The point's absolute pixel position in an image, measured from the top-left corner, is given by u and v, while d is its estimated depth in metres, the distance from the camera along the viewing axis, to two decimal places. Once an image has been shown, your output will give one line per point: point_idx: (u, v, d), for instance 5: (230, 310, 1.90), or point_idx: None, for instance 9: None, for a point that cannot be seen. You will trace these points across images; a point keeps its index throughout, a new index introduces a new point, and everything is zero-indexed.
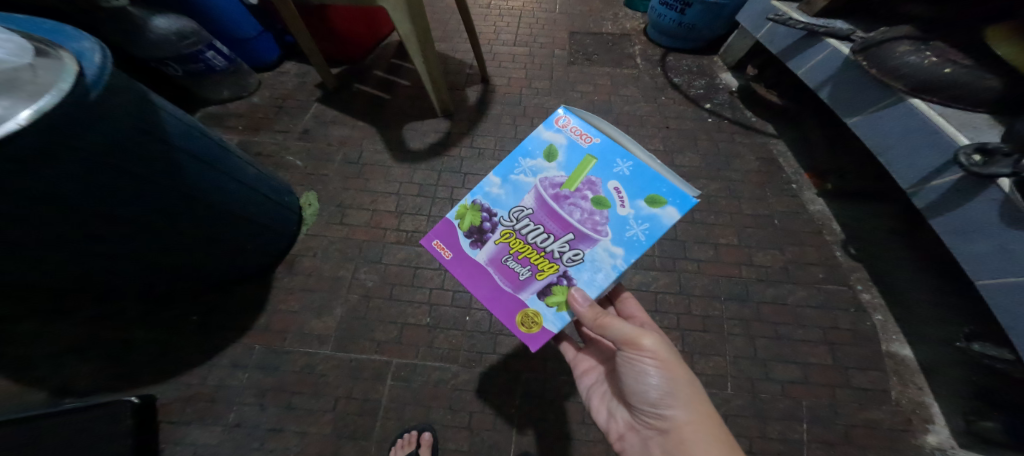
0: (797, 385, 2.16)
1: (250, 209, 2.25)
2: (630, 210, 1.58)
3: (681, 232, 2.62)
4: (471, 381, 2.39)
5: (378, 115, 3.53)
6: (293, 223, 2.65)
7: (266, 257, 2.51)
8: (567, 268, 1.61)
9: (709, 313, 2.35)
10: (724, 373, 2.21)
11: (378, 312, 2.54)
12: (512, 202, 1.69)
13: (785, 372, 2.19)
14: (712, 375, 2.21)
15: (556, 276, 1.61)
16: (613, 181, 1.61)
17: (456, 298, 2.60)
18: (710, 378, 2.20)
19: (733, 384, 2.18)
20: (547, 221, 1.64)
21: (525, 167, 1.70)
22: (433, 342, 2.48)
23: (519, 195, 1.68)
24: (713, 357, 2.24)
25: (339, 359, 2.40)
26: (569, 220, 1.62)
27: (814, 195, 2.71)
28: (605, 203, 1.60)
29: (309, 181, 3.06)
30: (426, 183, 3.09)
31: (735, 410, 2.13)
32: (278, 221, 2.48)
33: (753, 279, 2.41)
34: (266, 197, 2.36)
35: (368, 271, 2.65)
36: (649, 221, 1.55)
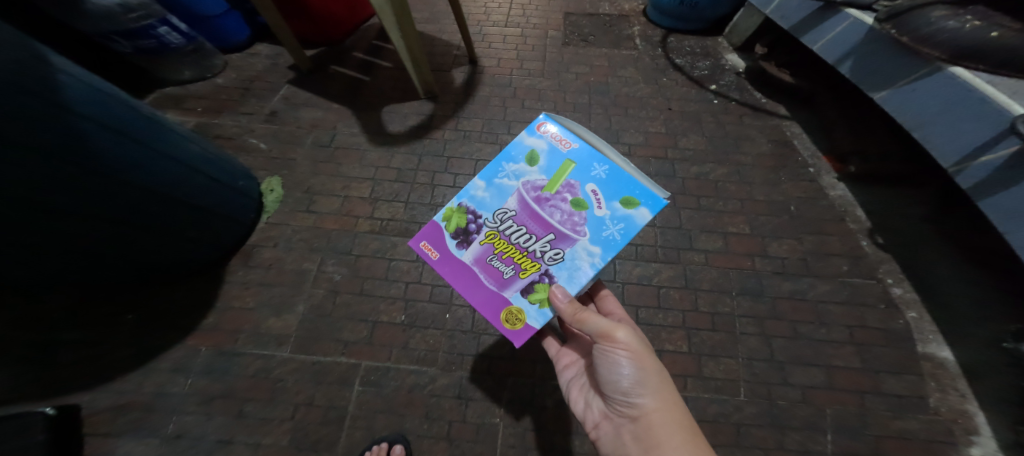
0: (820, 391, 1.89)
1: (191, 193, 2.00)
2: (608, 211, 1.47)
3: (686, 220, 2.36)
4: (451, 386, 2.11)
5: (356, 97, 3.26)
6: (251, 210, 2.41)
7: (216, 249, 2.25)
8: (549, 267, 1.48)
9: (717, 309, 2.08)
10: (736, 377, 1.94)
11: (347, 309, 2.26)
12: (497, 204, 1.55)
13: (806, 376, 1.92)
14: (722, 379, 1.94)
15: (536, 274, 1.48)
16: (591, 181, 1.51)
17: (435, 294, 2.32)
18: (720, 383, 1.93)
19: (746, 389, 1.91)
20: (529, 224, 1.51)
21: (508, 170, 1.57)
22: (407, 343, 2.20)
23: (501, 198, 1.56)
24: (723, 359, 1.98)
25: (300, 362, 2.13)
26: (547, 222, 1.50)
27: (835, 180, 2.43)
28: (581, 203, 1.49)
29: (275, 166, 2.79)
30: (405, 168, 2.84)
31: (748, 418, 1.86)
32: (231, 206, 2.24)
33: (767, 272, 2.14)
34: (213, 180, 2.12)
35: (336, 264, 2.38)
36: (627, 222, 1.45)
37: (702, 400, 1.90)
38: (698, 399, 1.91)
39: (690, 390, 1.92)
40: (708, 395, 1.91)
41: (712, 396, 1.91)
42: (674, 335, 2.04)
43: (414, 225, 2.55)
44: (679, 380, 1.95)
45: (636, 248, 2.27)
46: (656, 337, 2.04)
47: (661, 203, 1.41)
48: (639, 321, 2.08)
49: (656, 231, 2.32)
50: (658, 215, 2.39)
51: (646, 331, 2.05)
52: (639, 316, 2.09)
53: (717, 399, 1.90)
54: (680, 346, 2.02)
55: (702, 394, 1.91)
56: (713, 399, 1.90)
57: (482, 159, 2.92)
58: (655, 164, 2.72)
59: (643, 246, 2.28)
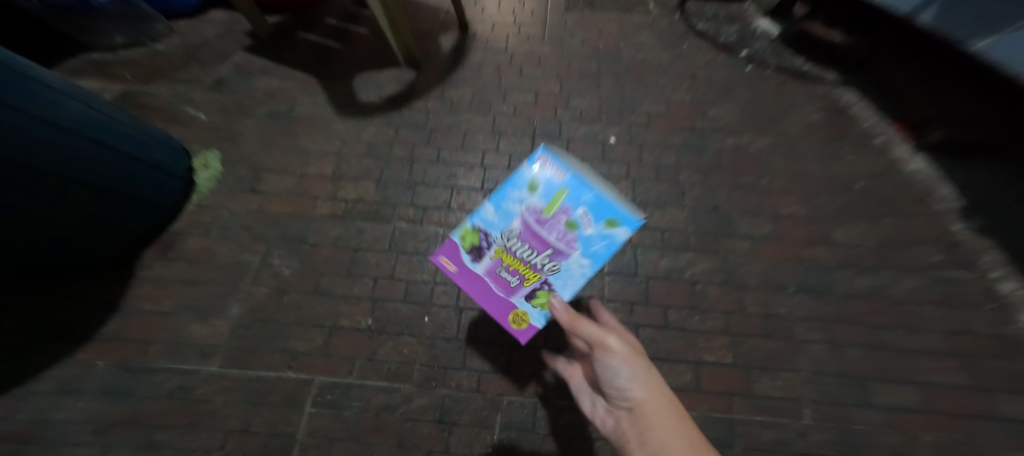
0: (910, 415, 1.42)
1: (61, 163, 1.48)
2: (597, 228, 1.17)
3: (724, 200, 1.89)
4: (430, 407, 1.61)
5: (325, 64, 2.79)
6: (173, 191, 1.94)
7: (118, 236, 1.77)
8: (548, 277, 1.27)
9: (771, 310, 1.60)
10: (798, 395, 1.47)
11: (295, 311, 1.77)
12: (499, 217, 1.28)
13: (892, 396, 1.45)
14: (781, 399, 1.46)
15: (540, 282, 1.29)
16: (585, 204, 1.17)
17: (409, 294, 1.80)
18: (777, 403, 1.46)
19: (814, 412, 1.44)
20: (531, 240, 1.24)
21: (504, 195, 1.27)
22: (374, 354, 1.70)
23: (494, 213, 1.28)
24: (781, 372, 1.50)
25: (234, 378, 1.64)
26: (539, 241, 1.24)
27: (912, 152, 2.08)
28: (575, 222, 1.18)
29: (213, 138, 2.42)
30: (378, 141, 2.38)
31: (818, 448, 1.40)
32: (129, 179, 1.73)
33: (835, 263, 1.65)
34: (95, 144, 1.59)
35: (284, 255, 1.90)
36: (616, 239, 1.16)
37: (754, 425, 1.44)
38: (750, 424, 1.44)
39: (737, 412, 1.46)
40: (762, 419, 1.45)
41: (767, 419, 1.44)
42: (716, 342, 1.57)
43: (385, 208, 2.06)
44: (723, 400, 1.48)
45: (665, 235, 1.79)
46: (690, 345, 1.57)
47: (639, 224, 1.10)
48: (669, 325, 1.61)
49: (687, 214, 1.85)
50: (686, 195, 1.93)
51: (678, 338, 1.59)
52: (668, 319, 1.62)
53: (774, 423, 1.44)
54: (723, 356, 1.54)
55: (754, 417, 1.45)
56: (768, 423, 1.44)
57: (471, 129, 2.43)
58: (681, 136, 2.24)
59: (672, 231, 1.80)
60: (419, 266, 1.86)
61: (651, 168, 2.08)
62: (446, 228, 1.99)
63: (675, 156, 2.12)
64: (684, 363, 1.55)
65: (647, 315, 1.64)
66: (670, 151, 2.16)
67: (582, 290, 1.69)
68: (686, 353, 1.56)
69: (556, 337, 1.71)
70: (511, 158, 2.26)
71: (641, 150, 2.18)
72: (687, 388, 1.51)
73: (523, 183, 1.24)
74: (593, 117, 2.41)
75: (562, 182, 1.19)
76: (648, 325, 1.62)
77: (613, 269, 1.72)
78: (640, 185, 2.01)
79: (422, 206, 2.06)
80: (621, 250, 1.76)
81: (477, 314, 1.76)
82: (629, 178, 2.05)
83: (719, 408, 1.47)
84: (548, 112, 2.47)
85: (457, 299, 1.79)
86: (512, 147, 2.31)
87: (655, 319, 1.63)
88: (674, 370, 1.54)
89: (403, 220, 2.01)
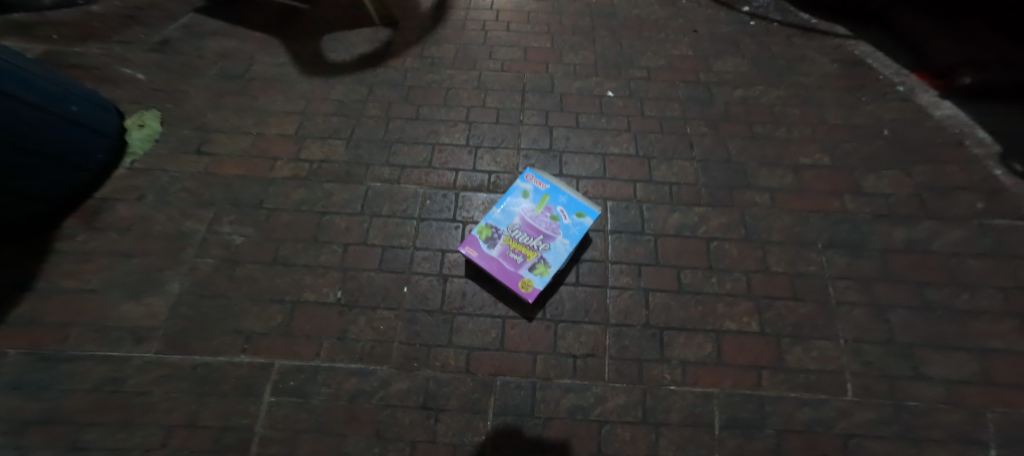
0: (976, 388, 1.21)
1: None
2: (572, 218, 1.51)
3: (737, 152, 1.71)
4: (412, 392, 1.35)
5: (290, 24, 2.51)
6: (95, 149, 1.73)
7: (30, 202, 1.54)
8: (543, 254, 1.46)
9: (798, 268, 1.41)
10: (838, 367, 1.25)
11: (250, 285, 1.53)
12: (502, 214, 1.53)
13: (949, 366, 1.24)
14: (818, 372, 1.25)
15: (538, 258, 1.45)
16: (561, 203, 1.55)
17: (385, 261, 1.59)
18: (813, 377, 1.24)
19: (862, 386, 1.22)
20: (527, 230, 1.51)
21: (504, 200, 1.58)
22: (346, 332, 1.45)
23: (496, 210, 1.54)
24: (814, 340, 1.30)
25: (174, 365, 1.38)
26: (531, 228, 1.51)
27: (937, 98, 1.87)
28: (556, 215, 1.53)
29: (155, 98, 2.10)
30: (349, 100, 2.13)
31: (873, 429, 1.17)
32: (36, 133, 1.51)
33: (866, 215, 1.50)
34: None
35: (237, 222, 1.67)
36: (586, 225, 1.50)
37: (789, 404, 1.21)
38: (780, 402, 1.21)
39: (768, 388, 1.23)
40: (797, 394, 1.22)
41: (802, 395, 1.22)
42: (738, 308, 1.36)
43: (357, 168, 1.85)
44: (751, 374, 1.26)
45: (671, 189, 1.62)
46: (709, 312, 1.37)
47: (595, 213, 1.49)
48: (683, 288, 1.41)
49: (696, 167, 1.68)
50: (695, 146, 1.75)
51: (694, 304, 1.38)
52: (682, 282, 1.42)
53: (812, 401, 1.21)
54: (748, 324, 1.34)
55: (788, 393, 1.23)
56: (804, 400, 1.21)
57: (454, 87, 2.19)
58: (685, 88, 2.05)
59: (680, 185, 1.63)
60: (395, 229, 1.66)
61: (653, 121, 1.88)
62: (427, 187, 1.77)
63: (679, 108, 1.93)
64: (703, 333, 1.33)
65: (657, 276, 1.44)
66: (674, 103, 1.96)
67: (584, 252, 1.51)
68: (704, 321, 1.35)
69: (555, 306, 1.44)
70: (498, 112, 2.02)
71: (642, 104, 1.98)
72: (708, 363, 1.29)
73: (515, 191, 1.59)
74: (588, 72, 2.18)
75: (543, 189, 1.58)
76: (661, 289, 1.42)
77: (616, 228, 1.55)
78: (643, 138, 1.81)
79: (399, 165, 1.86)
80: (622, 208, 1.59)
81: (464, 281, 1.54)
82: (629, 131, 1.85)
83: (746, 384, 1.25)
84: (538, 68, 2.23)
85: (442, 266, 1.57)
86: (499, 103, 2.07)
87: (668, 283, 1.43)
88: (692, 341, 1.32)
89: (377, 181, 1.81)
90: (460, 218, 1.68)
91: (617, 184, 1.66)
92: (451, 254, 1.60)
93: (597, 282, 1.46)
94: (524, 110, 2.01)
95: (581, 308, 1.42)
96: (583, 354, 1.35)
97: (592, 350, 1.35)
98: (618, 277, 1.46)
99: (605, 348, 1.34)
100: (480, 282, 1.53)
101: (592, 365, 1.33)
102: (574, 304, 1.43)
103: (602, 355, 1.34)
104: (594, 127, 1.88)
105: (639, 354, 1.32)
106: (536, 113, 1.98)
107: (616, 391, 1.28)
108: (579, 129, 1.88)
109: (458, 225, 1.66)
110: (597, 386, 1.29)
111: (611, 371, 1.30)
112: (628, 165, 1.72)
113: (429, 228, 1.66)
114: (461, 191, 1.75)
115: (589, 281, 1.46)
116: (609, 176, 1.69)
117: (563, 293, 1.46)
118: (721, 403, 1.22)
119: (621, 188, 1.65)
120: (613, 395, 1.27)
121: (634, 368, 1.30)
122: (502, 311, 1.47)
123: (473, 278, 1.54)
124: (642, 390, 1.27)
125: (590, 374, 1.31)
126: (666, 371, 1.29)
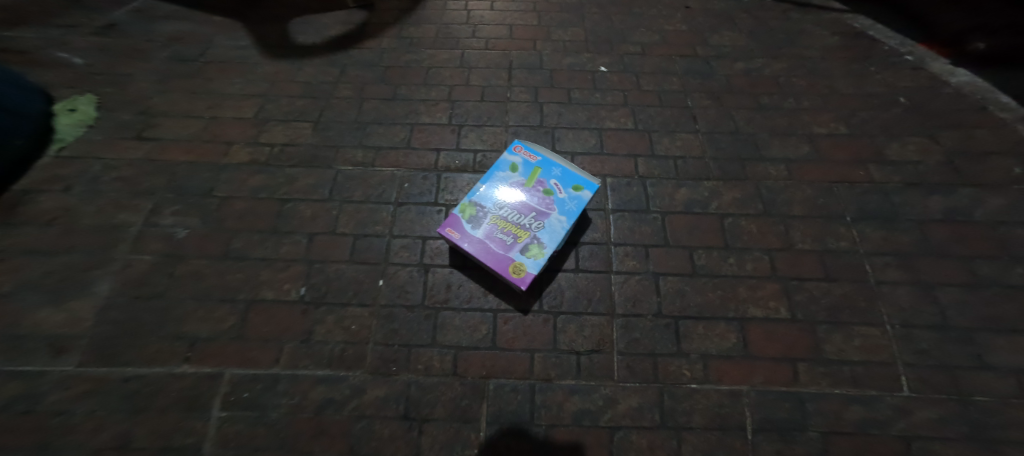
0: None
1: None
2: (568, 192, 1.36)
3: (746, 124, 1.63)
4: (390, 400, 1.15)
5: (254, 8, 2.29)
6: (10, 132, 1.55)
7: None
8: (536, 233, 1.28)
9: (827, 245, 1.31)
10: (886, 358, 1.11)
11: (193, 283, 1.35)
12: (489, 191, 1.38)
13: (1010, 351, 1.11)
14: (865, 363, 1.10)
15: (530, 238, 1.27)
16: (554, 176, 1.40)
17: (357, 252, 1.41)
18: (860, 370, 1.10)
19: (917, 379, 1.08)
20: (517, 207, 1.34)
21: (491, 176, 1.42)
22: (310, 334, 1.26)
23: (482, 186, 1.39)
24: (856, 326, 1.16)
25: (98, 379, 1.17)
26: (522, 205, 1.34)
27: (951, 65, 1.81)
28: (549, 190, 1.37)
29: (92, 83, 1.88)
30: (318, 81, 1.92)
31: (937, 428, 1.01)
32: None
33: (896, 184, 1.42)
34: None
35: (180, 212, 1.49)
36: (585, 199, 1.35)
37: (833, 401, 1.06)
38: (823, 400, 1.06)
39: (806, 384, 1.08)
40: (842, 391, 1.07)
41: (848, 392, 1.07)
42: (764, 291, 1.23)
43: (325, 151, 1.67)
44: (785, 368, 1.11)
45: (677, 163, 1.52)
46: (730, 297, 1.23)
47: (594, 185, 1.35)
48: (698, 270, 1.28)
49: (701, 138, 1.59)
50: (699, 118, 1.65)
51: (712, 288, 1.25)
52: (696, 264, 1.29)
53: (860, 397, 1.06)
54: (776, 310, 1.20)
55: (830, 389, 1.07)
56: (851, 397, 1.06)
57: (435, 66, 1.99)
58: (682, 62, 1.91)
59: (686, 158, 1.54)
60: (369, 216, 1.49)
61: (652, 95, 1.76)
62: (405, 169, 1.60)
63: (678, 82, 1.81)
64: (724, 321, 1.19)
65: (667, 259, 1.31)
66: (672, 77, 1.83)
67: (582, 235, 1.38)
68: (724, 308, 1.21)
69: (553, 296, 1.27)
70: (483, 90, 1.85)
71: (638, 79, 1.84)
72: (734, 356, 1.13)
73: (503, 165, 1.44)
74: (579, 48, 2.02)
75: (535, 162, 1.44)
76: (673, 273, 1.28)
77: (618, 207, 1.43)
78: (642, 112, 1.70)
79: (373, 147, 1.67)
80: (624, 184, 1.48)
81: (449, 271, 1.36)
82: (626, 106, 1.73)
83: (779, 380, 1.09)
84: (525, 45, 2.05)
85: (423, 255, 1.39)
86: (484, 81, 1.89)
87: (681, 266, 1.29)
88: (714, 331, 1.17)
89: (349, 164, 1.63)
90: (443, 202, 1.51)
91: (617, 160, 1.55)
92: (433, 242, 1.42)
93: (600, 267, 1.31)
94: (512, 87, 1.85)
95: (582, 296, 1.26)
96: (588, 350, 1.18)
97: (598, 346, 1.18)
98: (624, 260, 1.32)
99: (612, 342, 1.18)
100: (466, 271, 1.35)
101: (599, 362, 1.16)
102: (574, 292, 1.27)
103: (610, 350, 1.17)
104: (588, 102, 1.76)
105: (653, 348, 1.16)
106: (525, 90, 1.83)
107: (627, 391, 1.11)
108: (571, 104, 1.75)
109: (441, 209, 1.49)
110: (606, 386, 1.12)
111: (621, 369, 1.14)
112: (628, 139, 1.61)
113: (408, 213, 1.49)
114: (444, 172, 1.59)
115: (590, 266, 1.32)
116: (607, 151, 1.58)
117: (561, 280, 1.30)
118: (752, 401, 1.07)
119: (621, 164, 1.54)
120: (625, 397, 1.10)
121: (648, 363, 1.14)
122: (493, 303, 1.29)
123: (459, 267, 1.36)
124: (658, 390, 1.10)
125: (596, 372, 1.15)
126: (685, 367, 1.13)
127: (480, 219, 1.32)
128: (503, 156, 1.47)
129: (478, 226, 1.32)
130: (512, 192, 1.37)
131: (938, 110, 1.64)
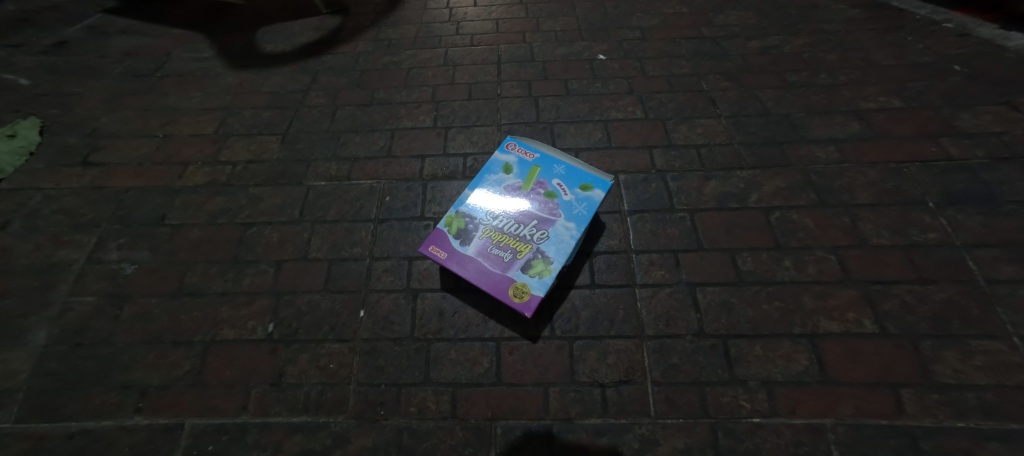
0: None
1: None
2: (575, 193, 1.16)
3: (773, 103, 1.46)
4: (379, 453, 0.93)
5: (218, 19, 2.12)
6: None
7: None
8: (540, 245, 1.08)
9: (911, 238, 1.11)
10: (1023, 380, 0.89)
11: (142, 325, 1.15)
12: (482, 199, 1.18)
13: None
14: (995, 388, 0.89)
15: (533, 252, 1.06)
16: (558, 176, 1.20)
17: (333, 279, 1.20)
18: (990, 396, 0.88)
19: None
20: (516, 215, 1.14)
21: (482, 182, 1.22)
22: (281, 376, 1.04)
23: (472, 193, 1.19)
24: (971, 340, 0.95)
25: (29, 440, 0.98)
26: (522, 213, 1.14)
27: (1000, 30, 1.63)
28: (553, 193, 1.17)
29: (38, 105, 1.71)
30: (287, 90, 1.73)
31: None
32: None
33: (982, 160, 1.24)
34: None
35: (127, 245, 1.31)
36: (596, 200, 1.14)
37: (961, 439, 0.83)
38: (945, 436, 0.84)
39: (919, 417, 0.87)
40: (970, 424, 0.85)
41: (979, 426, 0.85)
42: (838, 300, 1.02)
43: (295, 165, 1.47)
44: (885, 395, 0.90)
45: (700, 152, 1.35)
46: (793, 308, 1.02)
47: (607, 182, 1.16)
48: (745, 278, 1.08)
49: (725, 123, 1.42)
50: (717, 102, 1.48)
51: (767, 298, 1.04)
52: (741, 268, 1.10)
53: (998, 432, 0.84)
54: (858, 323, 0.99)
55: (953, 423, 0.85)
56: (985, 432, 0.84)
57: (417, 66, 1.80)
58: (688, 44, 1.73)
59: (709, 146, 1.36)
60: (346, 237, 1.28)
61: (660, 80, 1.59)
62: (386, 180, 1.40)
63: (688, 65, 1.64)
64: (790, 339, 0.98)
65: (702, 266, 1.11)
66: (680, 60, 1.66)
67: (596, 244, 1.18)
68: (786, 323, 1.00)
69: (567, 319, 1.06)
70: (471, 88, 1.67)
71: (641, 64, 1.66)
72: (810, 382, 0.92)
73: (495, 166, 1.25)
74: (572, 37, 1.83)
75: (532, 160, 1.24)
76: (713, 283, 1.08)
77: (635, 208, 1.24)
78: (650, 99, 1.52)
79: (349, 158, 1.48)
80: (640, 181, 1.30)
81: (441, 296, 1.15)
82: (633, 93, 1.55)
83: (878, 411, 0.88)
84: (514, 38, 1.87)
85: (410, 279, 1.18)
86: (470, 78, 1.71)
87: (723, 274, 1.09)
88: (777, 352, 0.97)
89: (321, 179, 1.43)
90: (431, 214, 1.31)
91: (628, 153, 1.37)
92: (420, 262, 1.22)
93: (621, 280, 1.11)
94: (502, 83, 1.67)
95: (602, 317, 1.06)
96: (615, 381, 0.97)
97: (627, 376, 0.97)
98: (649, 270, 1.12)
99: (645, 370, 0.97)
100: (461, 294, 1.14)
101: (630, 395, 0.95)
102: (592, 312, 1.07)
103: (642, 381, 0.96)
104: (588, 92, 1.57)
105: (698, 376, 0.95)
106: (517, 85, 1.65)
107: (670, 430, 0.89)
108: (570, 96, 1.57)
109: (428, 223, 1.29)
110: (642, 425, 0.91)
111: (660, 403, 0.93)
112: (638, 129, 1.44)
113: (390, 231, 1.28)
114: (430, 181, 1.39)
115: (609, 280, 1.11)
116: (617, 144, 1.40)
117: (574, 298, 1.09)
118: (844, 440, 0.85)
119: (634, 157, 1.36)
120: (667, 437, 0.89)
121: (694, 394, 0.93)
122: (495, 331, 1.07)
123: (452, 291, 1.15)
124: (711, 426, 0.89)
125: (628, 408, 0.93)
126: (744, 398, 0.92)
127: (472, 235, 1.12)
128: (494, 156, 1.28)
129: (470, 242, 1.11)
130: (506, 197, 1.17)
131: (1003, 75, 1.45)
